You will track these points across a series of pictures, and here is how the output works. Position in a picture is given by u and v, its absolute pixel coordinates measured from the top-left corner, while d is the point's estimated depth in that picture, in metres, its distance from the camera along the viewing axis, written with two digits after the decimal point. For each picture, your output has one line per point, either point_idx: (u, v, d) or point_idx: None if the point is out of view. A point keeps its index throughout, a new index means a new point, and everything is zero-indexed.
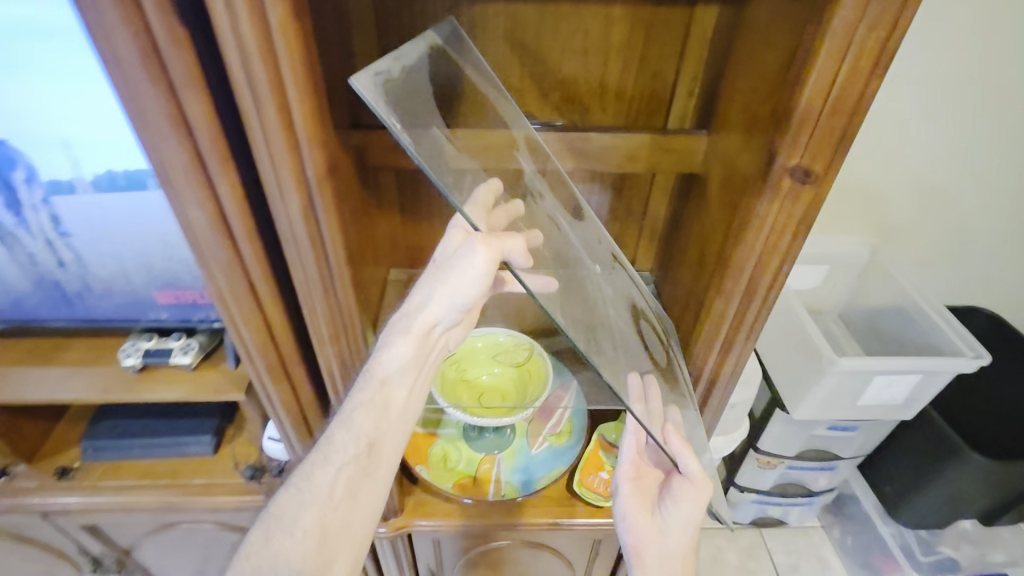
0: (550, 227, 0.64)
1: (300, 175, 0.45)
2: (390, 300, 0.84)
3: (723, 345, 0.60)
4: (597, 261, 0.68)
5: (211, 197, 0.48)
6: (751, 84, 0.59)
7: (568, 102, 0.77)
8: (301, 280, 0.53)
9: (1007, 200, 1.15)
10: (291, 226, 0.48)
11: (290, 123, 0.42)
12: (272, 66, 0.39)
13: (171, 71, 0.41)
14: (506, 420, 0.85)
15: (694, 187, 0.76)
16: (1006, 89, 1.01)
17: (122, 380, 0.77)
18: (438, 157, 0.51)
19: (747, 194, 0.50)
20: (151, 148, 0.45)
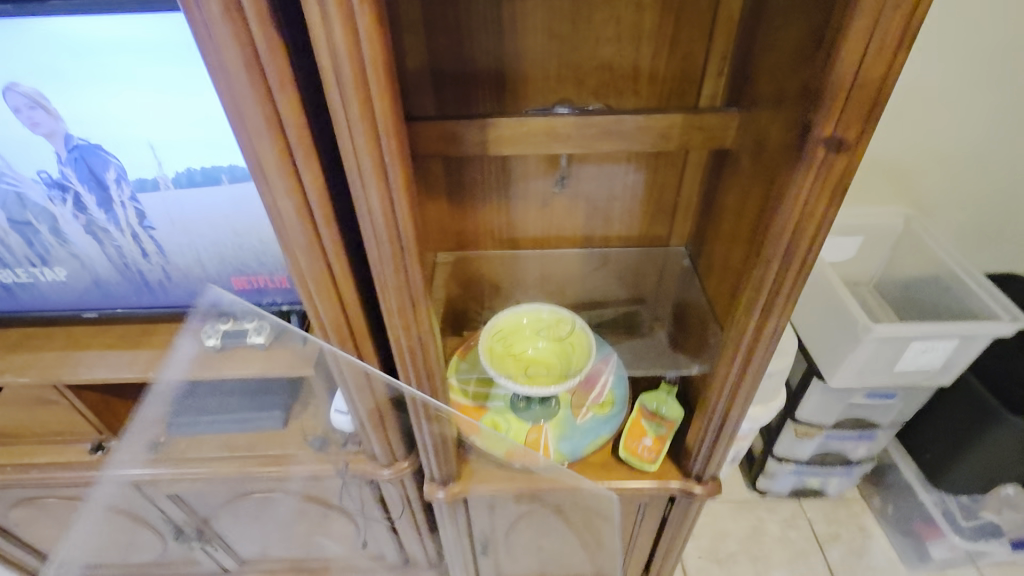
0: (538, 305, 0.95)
1: (378, 160, 0.51)
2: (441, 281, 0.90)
3: (763, 307, 0.64)
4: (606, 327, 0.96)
5: (297, 186, 0.55)
6: (778, 61, 0.63)
7: (604, 86, 0.81)
8: (376, 259, 0.58)
9: None
10: (370, 208, 0.54)
11: (371, 114, 0.48)
12: (358, 62, 0.45)
13: (268, 75, 0.47)
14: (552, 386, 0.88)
15: (727, 162, 0.80)
16: None
17: (204, 359, 0.85)
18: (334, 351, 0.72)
19: (786, 165, 0.54)
20: (248, 143, 0.52)
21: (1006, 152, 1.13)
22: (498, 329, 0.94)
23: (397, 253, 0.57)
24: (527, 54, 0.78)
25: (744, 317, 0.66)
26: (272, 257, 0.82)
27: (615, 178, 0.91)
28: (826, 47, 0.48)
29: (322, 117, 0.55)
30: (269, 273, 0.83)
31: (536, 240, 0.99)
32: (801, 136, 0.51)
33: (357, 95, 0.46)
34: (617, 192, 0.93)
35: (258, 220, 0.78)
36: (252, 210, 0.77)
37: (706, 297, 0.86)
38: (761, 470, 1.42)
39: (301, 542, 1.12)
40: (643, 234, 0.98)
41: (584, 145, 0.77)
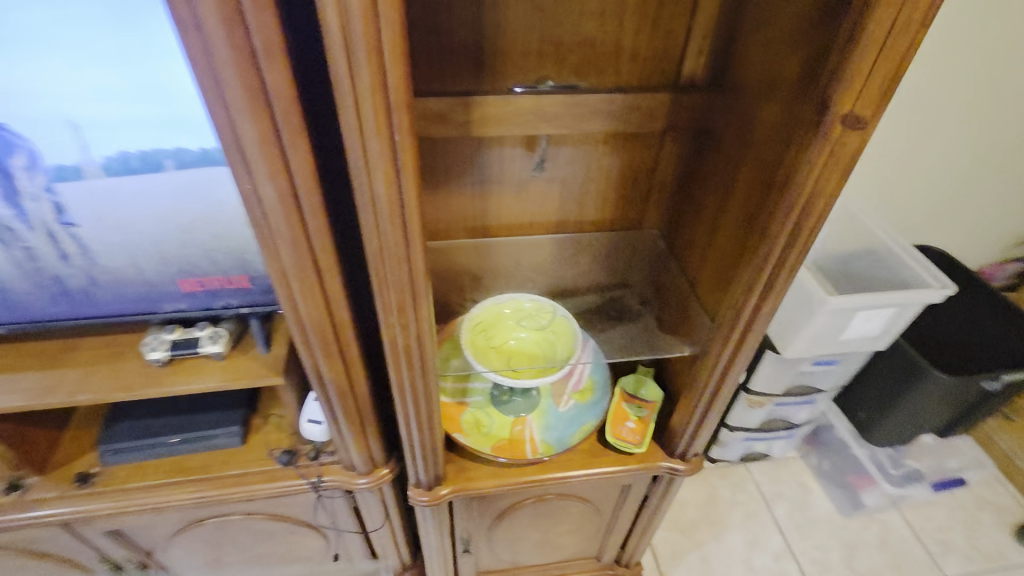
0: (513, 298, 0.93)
1: (387, 140, 0.44)
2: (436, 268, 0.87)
3: (763, 287, 0.64)
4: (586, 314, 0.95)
5: (283, 171, 0.47)
6: (767, 40, 0.63)
7: (585, 64, 0.78)
8: (374, 251, 0.51)
9: (967, 149, 1.29)
10: (373, 194, 0.47)
11: (382, 84, 0.41)
12: (372, 24, 0.38)
13: (253, 39, 0.40)
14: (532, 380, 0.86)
15: (706, 142, 0.80)
16: (979, 46, 1.12)
17: (146, 375, 0.74)
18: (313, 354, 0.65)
19: (797, 143, 0.54)
20: (225, 121, 0.43)
21: (934, 134, 1.24)
22: (476, 323, 0.90)
23: (400, 245, 0.51)
24: (509, 26, 0.73)
25: (741, 297, 0.67)
26: (227, 255, 0.72)
27: (594, 160, 0.88)
28: (845, 23, 0.46)
29: (310, 92, 0.48)
30: (223, 273, 0.73)
31: (510, 226, 0.95)
32: (816, 114, 0.51)
33: (367, 62, 0.39)
34: (595, 174, 0.90)
35: (209, 215, 0.67)
36: (199, 203, 0.66)
37: (689, 278, 0.87)
38: (714, 441, 1.49)
39: (262, 563, 1.03)
40: (618, 217, 0.96)
41: (570, 125, 0.74)
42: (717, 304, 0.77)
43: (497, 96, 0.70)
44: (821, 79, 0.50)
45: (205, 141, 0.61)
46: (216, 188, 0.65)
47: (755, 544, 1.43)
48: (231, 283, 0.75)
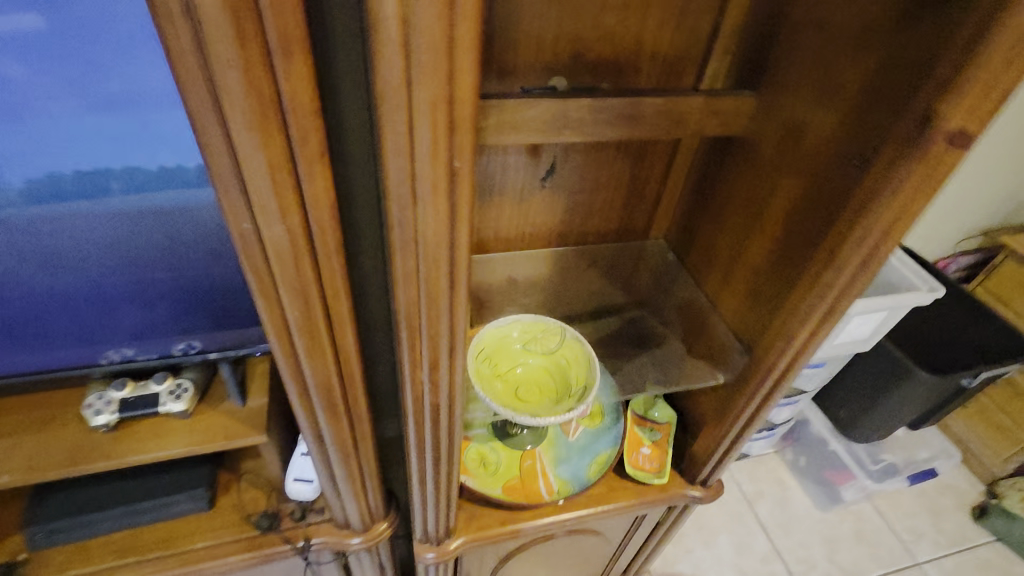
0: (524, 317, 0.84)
1: (444, 170, 0.34)
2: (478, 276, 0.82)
3: (822, 315, 0.58)
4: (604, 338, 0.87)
5: (296, 205, 0.36)
6: (825, 42, 0.57)
7: (603, 63, 0.69)
8: (411, 300, 0.41)
9: None
10: (416, 235, 0.37)
11: (449, 99, 0.31)
12: (447, 19, 0.28)
13: (269, 35, 0.28)
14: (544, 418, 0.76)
15: (732, 149, 0.72)
16: None
17: (89, 443, 0.59)
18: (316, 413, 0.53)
19: (881, 161, 0.48)
20: (219, 145, 0.32)
21: None
22: (480, 353, 0.80)
23: (443, 294, 0.41)
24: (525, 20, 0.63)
25: (792, 325, 0.61)
26: (196, 291, 0.59)
27: (604, 167, 0.80)
28: (958, 29, 0.41)
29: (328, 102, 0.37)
30: (189, 313, 0.60)
31: (511, 238, 0.85)
32: (913, 130, 0.45)
33: (434, 71, 0.29)
34: (601, 181, 0.82)
35: (173, 245, 0.54)
36: (160, 231, 0.53)
37: (705, 296, 0.82)
38: None
39: None
40: (622, 226, 0.89)
41: (595, 134, 0.65)
42: (755, 330, 0.71)
43: (516, 100, 0.61)
44: (919, 93, 0.45)
45: (168, 158, 0.48)
46: (184, 212, 0.52)
47: (742, 547, 1.42)
48: (196, 326, 0.61)
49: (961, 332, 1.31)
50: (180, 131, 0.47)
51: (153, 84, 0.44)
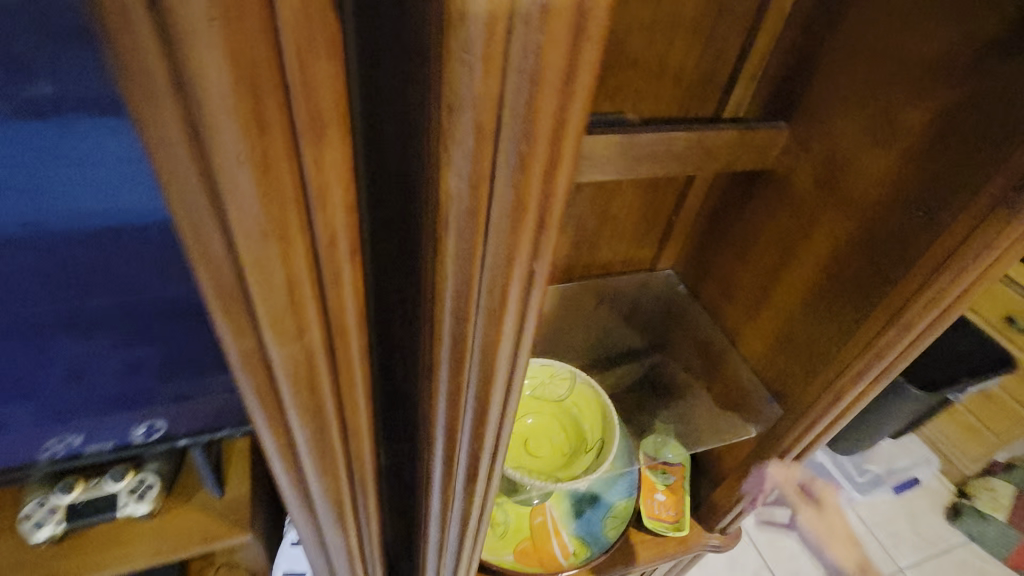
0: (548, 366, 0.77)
1: (520, 282, 0.26)
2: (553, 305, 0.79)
3: (883, 369, 0.55)
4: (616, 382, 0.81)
5: (316, 323, 0.28)
6: (876, 76, 0.52)
7: (625, 91, 0.61)
8: (455, 416, 0.33)
9: None
10: (471, 347, 0.29)
11: (539, 200, 0.23)
12: (556, 105, 0.20)
13: (296, 120, 0.20)
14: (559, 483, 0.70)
15: (755, 183, 0.67)
16: None
17: (28, 565, 0.48)
18: (320, 524, 0.45)
19: (981, 217, 0.44)
20: (217, 261, 0.23)
21: None
22: None
23: (493, 404, 0.33)
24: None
25: (846, 380, 0.57)
26: (150, 365, 0.46)
27: (618, 200, 0.72)
28: None
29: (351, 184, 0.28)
30: (142, 390, 0.48)
31: None
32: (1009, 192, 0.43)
33: (527, 168, 0.21)
34: (610, 212, 0.73)
35: (121, 314, 0.42)
36: (100, 295, 0.40)
37: (724, 333, 0.76)
38: None
39: None
40: (631, 259, 0.81)
41: (619, 172, 0.57)
42: (792, 380, 0.67)
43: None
44: (1016, 154, 0.42)
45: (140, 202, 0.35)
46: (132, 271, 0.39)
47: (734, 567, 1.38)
48: (161, 402, 0.49)
49: (946, 346, 1.31)
50: (122, 175, 0.33)
51: (75, 117, 0.30)
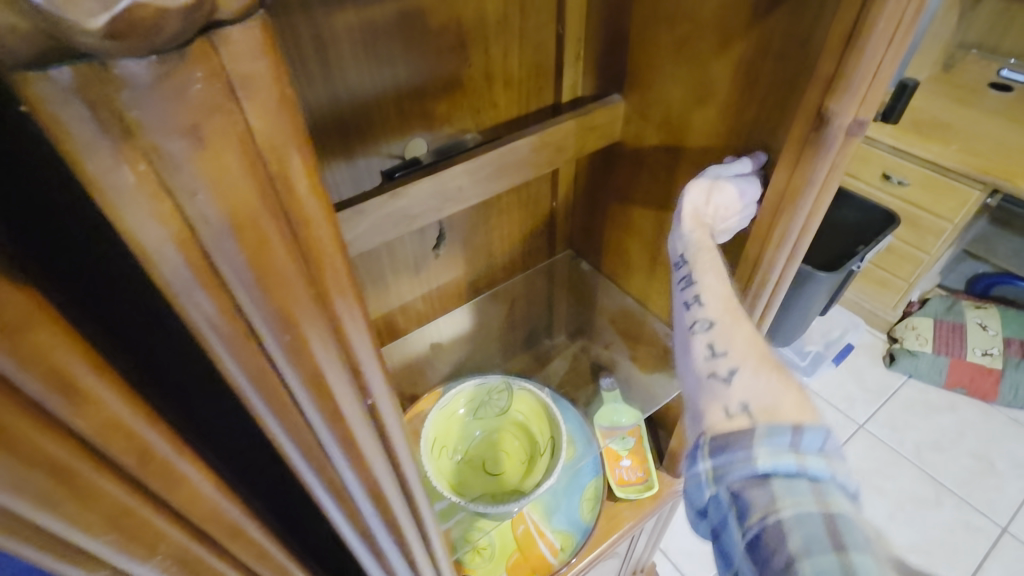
0: (493, 380, 0.80)
1: (357, 421, 0.25)
2: (516, 282, 0.85)
3: (762, 305, 0.58)
4: (542, 385, 0.82)
5: (175, 523, 0.26)
6: (685, 32, 0.53)
7: (459, 107, 0.59)
8: (359, 533, 0.33)
9: None
10: (348, 483, 0.28)
11: (336, 356, 0.22)
12: (307, 287, 0.19)
13: (35, 391, 0.18)
14: (533, 495, 0.71)
15: (615, 155, 0.68)
16: None
17: None
18: None
19: (794, 153, 0.46)
20: (21, 536, 0.21)
21: None
22: (434, 445, 0.75)
23: (395, 510, 0.33)
24: (336, 93, 0.50)
25: None
26: None
27: (494, 208, 0.72)
28: (833, 9, 0.40)
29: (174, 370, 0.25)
30: None
31: (419, 313, 0.76)
32: (811, 130, 0.44)
33: (306, 343, 0.20)
34: (490, 224, 0.74)
35: None
36: None
37: (634, 300, 0.79)
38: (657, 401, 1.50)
39: None
40: (526, 256, 0.83)
41: (385, 236, 0.53)
42: None
43: (369, 200, 0.50)
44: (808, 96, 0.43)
45: None
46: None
47: None
48: None
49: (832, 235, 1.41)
50: None
51: None
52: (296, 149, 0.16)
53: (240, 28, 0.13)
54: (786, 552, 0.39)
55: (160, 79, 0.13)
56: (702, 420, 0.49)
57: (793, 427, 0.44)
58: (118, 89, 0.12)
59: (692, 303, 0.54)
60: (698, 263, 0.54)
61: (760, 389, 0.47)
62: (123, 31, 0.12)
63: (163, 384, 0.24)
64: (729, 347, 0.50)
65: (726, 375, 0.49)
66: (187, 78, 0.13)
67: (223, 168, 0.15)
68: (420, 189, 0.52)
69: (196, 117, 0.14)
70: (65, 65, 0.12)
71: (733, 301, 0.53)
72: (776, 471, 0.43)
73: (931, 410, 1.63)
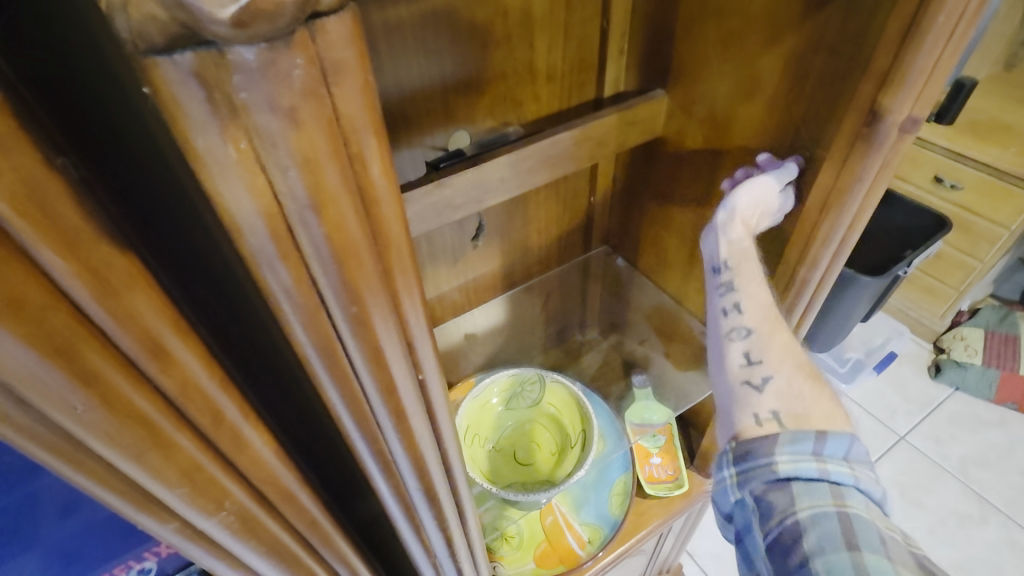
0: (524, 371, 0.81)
1: (408, 395, 0.27)
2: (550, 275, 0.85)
3: (804, 305, 0.57)
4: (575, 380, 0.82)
5: (238, 483, 0.28)
6: (733, 28, 0.52)
7: (502, 101, 0.60)
8: (401, 508, 0.34)
9: None
10: (396, 456, 0.29)
11: (394, 331, 0.23)
12: (375, 263, 0.20)
13: (129, 348, 0.20)
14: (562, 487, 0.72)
15: (655, 152, 0.68)
16: None
17: None
18: None
19: (844, 149, 0.46)
20: (107, 481, 0.23)
21: None
22: (467, 433, 0.76)
23: (437, 486, 0.34)
24: (385, 86, 0.52)
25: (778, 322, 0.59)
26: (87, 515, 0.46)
27: (532, 201, 0.73)
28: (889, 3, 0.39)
29: (241, 341, 0.27)
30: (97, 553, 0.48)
31: (456, 304, 0.78)
32: (864, 126, 0.44)
33: (369, 316, 0.21)
34: (528, 218, 0.75)
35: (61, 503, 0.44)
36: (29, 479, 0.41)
37: (671, 297, 0.79)
38: None
39: None
40: (563, 250, 0.83)
41: (428, 225, 0.54)
42: None
43: (415, 189, 0.52)
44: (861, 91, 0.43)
45: None
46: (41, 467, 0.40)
47: None
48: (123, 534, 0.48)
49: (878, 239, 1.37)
50: None
51: None
52: (372, 133, 0.18)
53: (335, 19, 0.15)
54: (801, 552, 0.42)
55: (267, 65, 0.14)
56: (732, 422, 0.51)
57: (818, 434, 0.46)
58: (231, 73, 0.14)
59: (731, 310, 0.55)
60: (739, 273, 0.55)
61: (792, 397, 0.49)
62: (247, 20, 0.13)
63: (232, 352, 0.26)
64: (765, 355, 0.52)
65: (759, 382, 0.51)
66: (289, 63, 0.14)
67: (312, 148, 0.16)
68: (463, 179, 0.53)
69: (294, 99, 0.15)
70: (189, 52, 0.13)
71: (772, 310, 0.54)
72: (798, 476, 0.45)
73: (979, 424, 1.57)
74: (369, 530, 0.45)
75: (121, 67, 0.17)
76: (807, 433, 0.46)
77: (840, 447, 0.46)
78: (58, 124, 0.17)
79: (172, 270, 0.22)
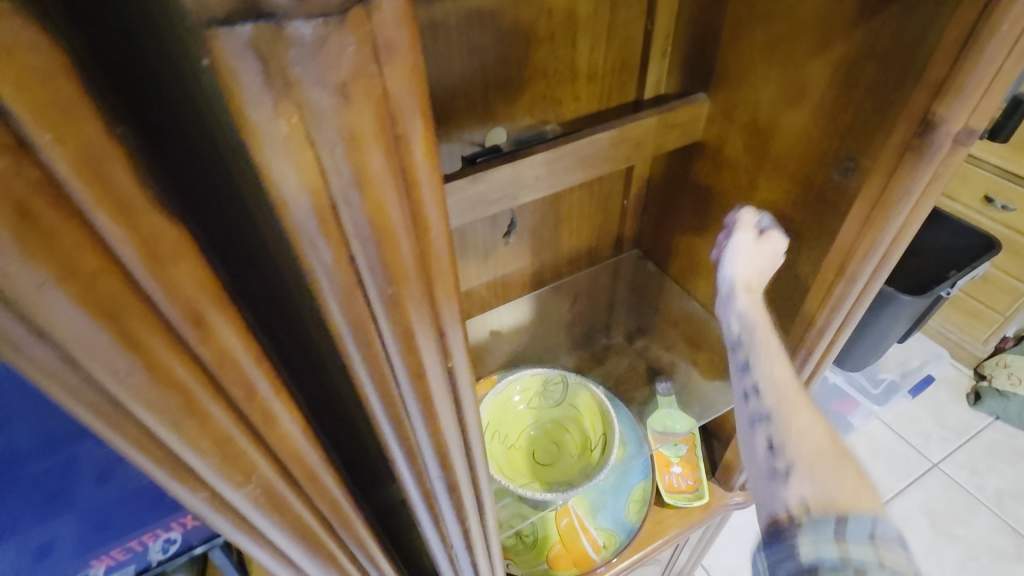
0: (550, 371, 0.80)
1: (437, 381, 0.27)
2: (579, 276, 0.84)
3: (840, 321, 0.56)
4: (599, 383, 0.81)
5: (266, 458, 0.28)
6: (782, 33, 0.51)
7: (542, 99, 0.60)
8: (423, 495, 0.34)
9: None
10: (420, 442, 0.30)
11: (426, 316, 0.23)
12: (412, 246, 0.21)
13: (173, 317, 0.20)
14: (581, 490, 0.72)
15: (693, 156, 0.67)
16: None
17: None
18: None
19: (891, 160, 0.44)
20: (143, 445, 0.23)
21: None
22: (488, 430, 0.76)
23: (458, 476, 0.34)
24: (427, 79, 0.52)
25: (813, 336, 0.57)
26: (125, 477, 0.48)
27: (565, 201, 0.72)
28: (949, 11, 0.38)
29: (276, 320, 0.28)
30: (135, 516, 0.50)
31: (484, 300, 0.78)
32: (913, 137, 0.42)
33: (403, 298, 0.22)
34: (560, 218, 0.74)
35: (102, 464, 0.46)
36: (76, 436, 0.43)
37: (701, 305, 0.78)
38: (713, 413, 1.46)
39: None
40: (593, 252, 0.83)
41: (462, 220, 0.54)
42: None
43: (451, 182, 0.52)
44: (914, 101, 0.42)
45: None
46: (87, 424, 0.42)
47: None
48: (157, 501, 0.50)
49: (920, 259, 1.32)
50: None
51: None
52: (418, 117, 0.18)
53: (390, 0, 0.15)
54: None
55: (322, 41, 0.15)
56: (764, 514, 0.48)
57: (839, 517, 0.43)
58: (288, 47, 0.14)
59: (750, 394, 0.52)
60: (756, 350, 0.53)
61: (822, 482, 0.46)
62: None
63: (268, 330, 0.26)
64: (788, 440, 0.48)
65: (784, 471, 0.47)
66: (343, 42, 0.15)
67: (359, 127, 0.17)
68: (500, 175, 0.54)
69: (345, 77, 0.16)
70: (249, 25, 0.14)
71: (791, 388, 0.51)
72: (820, 562, 0.42)
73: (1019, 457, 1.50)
74: (389, 516, 0.46)
75: (181, 43, 0.17)
76: (827, 515, 0.43)
77: (864, 528, 0.42)
78: (119, 98, 0.18)
79: (217, 246, 0.23)
